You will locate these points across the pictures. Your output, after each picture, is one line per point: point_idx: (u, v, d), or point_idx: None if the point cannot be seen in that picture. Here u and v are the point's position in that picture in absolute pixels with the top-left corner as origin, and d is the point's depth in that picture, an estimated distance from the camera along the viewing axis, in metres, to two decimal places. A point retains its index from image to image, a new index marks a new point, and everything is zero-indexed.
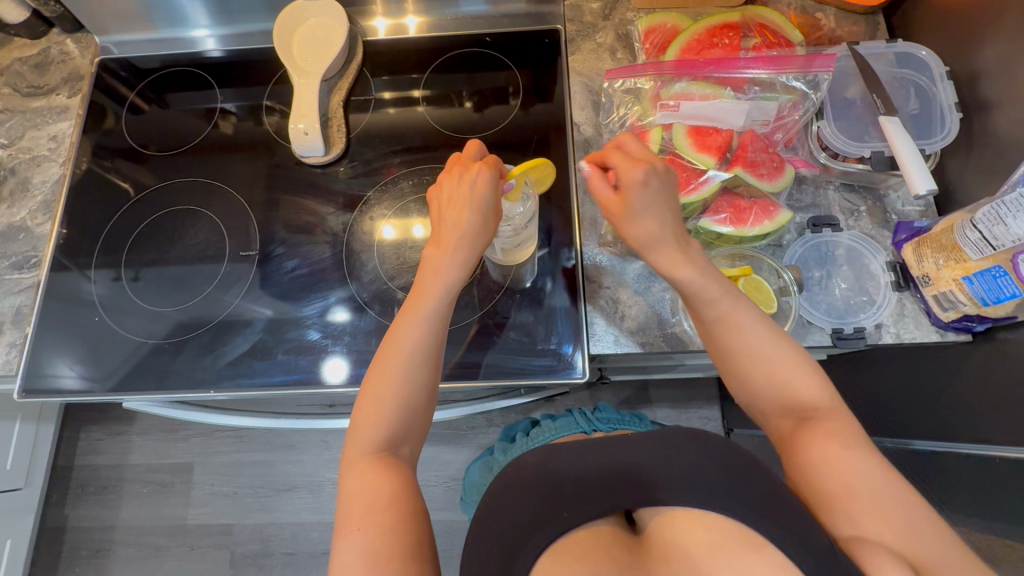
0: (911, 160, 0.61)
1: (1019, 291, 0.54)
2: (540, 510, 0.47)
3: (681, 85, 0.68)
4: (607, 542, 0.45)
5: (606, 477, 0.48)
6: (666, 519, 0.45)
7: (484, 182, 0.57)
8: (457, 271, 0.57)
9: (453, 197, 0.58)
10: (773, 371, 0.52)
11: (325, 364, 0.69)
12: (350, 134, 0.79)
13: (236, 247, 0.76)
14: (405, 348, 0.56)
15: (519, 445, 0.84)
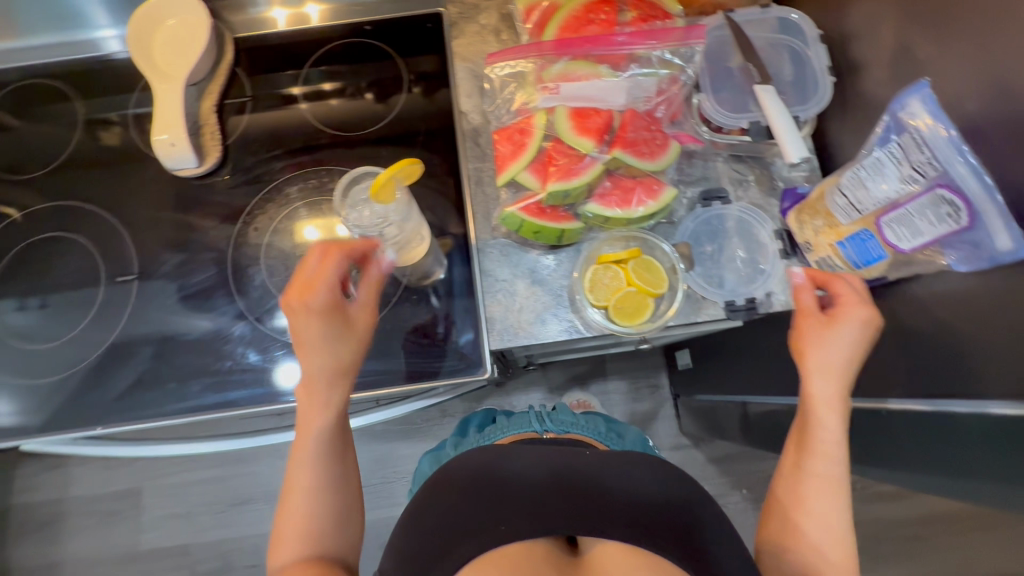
0: (784, 129, 0.61)
1: (885, 253, 0.55)
2: (476, 518, 0.46)
3: (561, 66, 0.66)
4: (538, 560, 0.43)
5: (543, 493, 0.48)
6: (606, 548, 0.44)
7: (327, 338, 0.54)
8: (333, 357, 0.55)
9: (305, 338, 0.54)
10: (826, 516, 0.54)
11: (214, 388, 0.66)
12: (228, 141, 0.75)
13: (113, 272, 0.71)
14: (308, 453, 0.57)
15: (470, 439, 0.83)
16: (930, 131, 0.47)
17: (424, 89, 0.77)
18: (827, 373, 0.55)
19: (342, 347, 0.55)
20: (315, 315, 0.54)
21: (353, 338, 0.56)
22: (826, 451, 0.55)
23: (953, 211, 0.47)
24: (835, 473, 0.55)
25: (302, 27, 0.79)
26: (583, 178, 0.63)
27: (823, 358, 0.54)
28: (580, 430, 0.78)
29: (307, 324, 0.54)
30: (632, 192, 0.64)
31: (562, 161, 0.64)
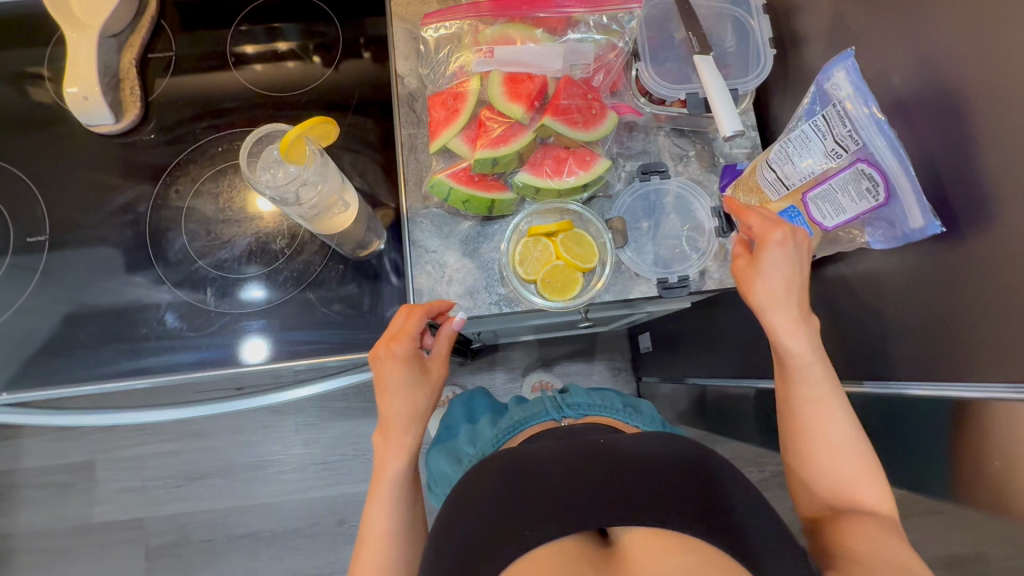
0: (720, 100, 0.59)
1: (811, 230, 0.53)
2: (501, 529, 0.40)
3: (497, 28, 0.63)
4: (571, 560, 0.36)
5: (574, 487, 0.41)
6: (640, 538, 0.38)
7: (409, 385, 0.55)
8: (412, 397, 0.56)
9: (389, 388, 0.56)
10: (833, 449, 0.51)
11: (126, 357, 0.64)
12: (149, 98, 0.71)
13: (24, 232, 0.67)
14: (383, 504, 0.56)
15: (483, 433, 0.74)
16: (853, 104, 0.47)
17: (374, 55, 0.73)
18: (789, 326, 0.50)
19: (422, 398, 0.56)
20: (404, 374, 0.55)
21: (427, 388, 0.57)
22: (826, 406, 0.51)
23: (873, 187, 0.47)
24: (836, 420, 0.51)
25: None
26: (513, 145, 0.61)
27: (767, 294, 0.50)
28: (599, 411, 0.70)
29: (392, 390, 0.55)
30: (565, 162, 0.62)
31: (493, 128, 0.62)
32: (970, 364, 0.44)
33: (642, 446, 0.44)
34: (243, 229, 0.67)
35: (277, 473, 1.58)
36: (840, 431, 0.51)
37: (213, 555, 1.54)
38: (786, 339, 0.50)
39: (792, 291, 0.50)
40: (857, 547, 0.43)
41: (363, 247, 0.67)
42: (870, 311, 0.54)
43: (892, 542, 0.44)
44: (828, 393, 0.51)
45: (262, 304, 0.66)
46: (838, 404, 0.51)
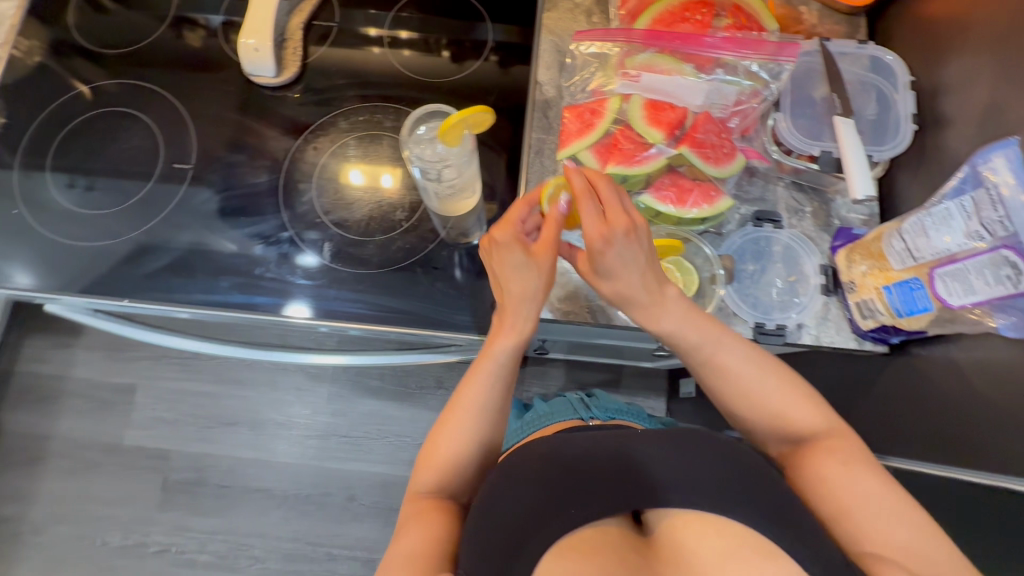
0: (856, 164, 0.60)
1: (931, 305, 0.54)
2: (543, 504, 0.46)
3: (646, 56, 0.66)
4: (611, 544, 0.45)
5: (613, 472, 0.48)
6: (677, 523, 0.46)
7: (523, 265, 0.56)
8: (536, 281, 0.56)
9: (494, 265, 0.58)
10: (760, 399, 0.55)
11: (237, 292, 0.68)
12: (306, 61, 0.76)
13: (171, 158, 0.73)
14: (472, 400, 0.58)
15: (512, 426, 0.86)
16: (1010, 190, 0.46)
17: (501, 60, 0.78)
18: (759, 364, 0.55)
19: (529, 274, 0.56)
20: (507, 245, 0.56)
21: (534, 283, 0.57)
22: (738, 356, 0.55)
23: (1013, 274, 0.46)
24: (754, 391, 0.55)
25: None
26: (644, 167, 0.62)
27: (623, 292, 0.55)
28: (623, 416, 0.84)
29: (495, 268, 0.58)
30: (689, 193, 0.64)
31: (628, 147, 0.64)
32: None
33: (663, 435, 0.50)
34: (368, 196, 0.71)
35: (299, 437, 1.61)
36: (744, 390, 0.55)
37: (225, 501, 1.58)
38: (734, 352, 0.55)
39: (637, 281, 0.54)
40: (828, 484, 0.49)
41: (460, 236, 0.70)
42: (982, 399, 0.53)
43: (863, 468, 0.49)
44: (744, 369, 0.55)
45: (373, 267, 0.69)
46: (743, 352, 0.55)
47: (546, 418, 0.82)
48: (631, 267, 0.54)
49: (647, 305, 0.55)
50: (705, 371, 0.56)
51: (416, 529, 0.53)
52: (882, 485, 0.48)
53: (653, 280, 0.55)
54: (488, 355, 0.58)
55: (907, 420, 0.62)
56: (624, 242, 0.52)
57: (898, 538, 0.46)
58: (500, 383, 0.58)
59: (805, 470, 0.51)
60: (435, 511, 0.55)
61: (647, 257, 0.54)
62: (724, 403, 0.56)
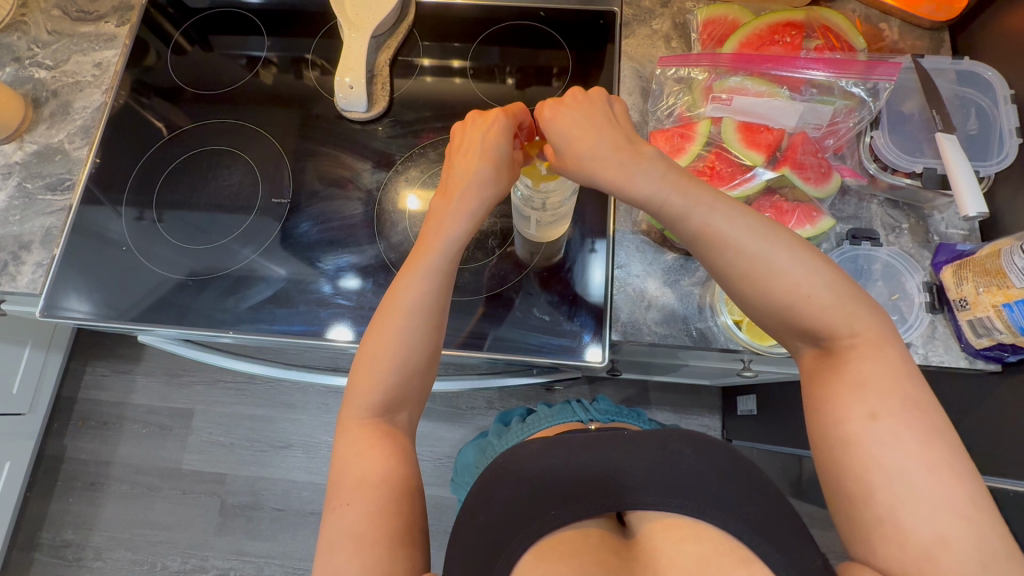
0: (964, 181, 0.60)
1: None
2: (527, 510, 0.50)
3: (736, 80, 0.66)
4: (595, 543, 0.49)
5: (582, 482, 0.51)
6: (659, 526, 0.49)
7: (481, 148, 0.62)
8: (484, 170, 0.62)
9: (466, 143, 0.64)
10: (791, 285, 0.51)
11: (336, 322, 0.70)
12: (395, 95, 0.79)
13: (270, 194, 0.77)
14: (407, 302, 0.58)
15: (511, 431, 0.87)
16: None
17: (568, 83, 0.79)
18: (770, 243, 0.52)
19: (485, 167, 0.62)
20: (478, 138, 0.63)
21: (505, 172, 0.63)
22: (774, 246, 0.52)
23: None
24: (793, 282, 0.51)
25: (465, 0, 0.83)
26: (744, 190, 0.64)
27: (593, 154, 0.57)
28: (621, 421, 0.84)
29: (464, 154, 0.63)
30: (789, 213, 0.63)
31: (724, 170, 0.65)
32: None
33: (638, 445, 0.52)
34: None
35: None
36: (784, 281, 0.51)
37: (281, 526, 1.53)
38: (773, 257, 0.52)
39: (603, 141, 0.58)
40: (867, 446, 0.45)
41: (538, 254, 0.74)
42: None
43: (900, 423, 0.45)
44: (743, 244, 0.52)
45: (464, 295, 0.72)
46: (783, 249, 0.52)
47: (546, 419, 0.84)
48: (593, 128, 0.59)
49: (617, 166, 0.57)
50: (699, 245, 0.55)
51: (373, 470, 0.54)
52: (924, 466, 0.43)
53: (624, 142, 0.58)
54: (429, 258, 0.60)
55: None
56: (584, 116, 0.60)
57: (922, 529, 0.42)
58: (430, 292, 0.59)
59: (831, 395, 0.48)
60: (382, 442, 0.56)
61: (604, 123, 0.60)
62: (748, 299, 0.54)
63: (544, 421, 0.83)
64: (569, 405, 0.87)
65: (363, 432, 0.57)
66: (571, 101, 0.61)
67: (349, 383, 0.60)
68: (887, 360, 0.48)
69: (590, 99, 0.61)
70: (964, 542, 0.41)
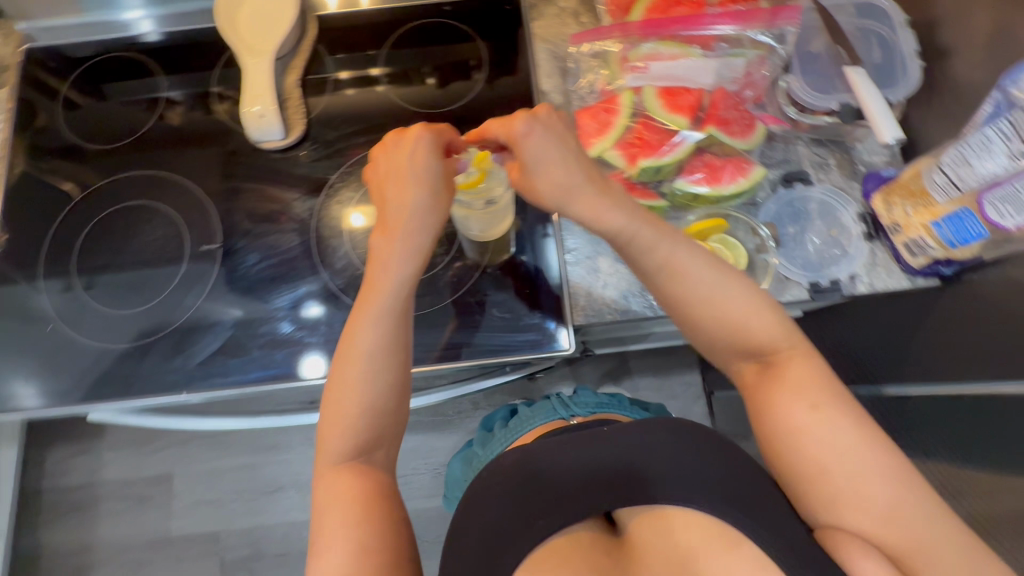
0: (877, 110, 0.61)
1: (984, 230, 0.55)
2: (513, 522, 0.50)
3: (649, 46, 0.67)
4: (585, 547, 0.48)
5: (566, 490, 0.51)
6: (642, 520, 0.49)
7: (412, 178, 0.58)
8: (421, 197, 0.58)
9: (393, 168, 0.59)
10: (726, 302, 0.55)
11: (299, 357, 0.67)
12: (311, 116, 0.75)
13: (198, 242, 0.73)
14: (365, 345, 0.56)
15: (496, 438, 0.86)
16: None
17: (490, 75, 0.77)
18: (705, 264, 0.56)
19: (422, 197, 0.58)
20: (407, 159, 0.58)
21: (444, 194, 0.59)
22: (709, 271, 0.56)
23: None
24: (721, 301, 0.55)
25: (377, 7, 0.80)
26: (675, 155, 0.64)
27: (558, 186, 0.55)
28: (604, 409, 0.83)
29: (393, 180, 0.59)
30: (722, 169, 0.64)
31: (653, 138, 0.65)
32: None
33: (621, 439, 0.52)
34: None
35: None
36: (718, 301, 0.55)
37: (287, 571, 1.49)
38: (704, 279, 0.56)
39: (577, 171, 0.55)
40: (812, 433, 0.48)
41: (487, 253, 0.72)
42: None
43: (839, 412, 0.48)
44: (703, 275, 0.56)
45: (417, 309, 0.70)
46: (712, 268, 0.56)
47: (528, 420, 0.83)
48: (562, 152, 0.55)
49: (587, 194, 0.55)
50: (659, 276, 0.57)
51: (347, 523, 0.51)
52: (862, 442, 0.47)
53: (595, 174, 0.57)
54: (379, 297, 0.57)
55: (957, 342, 0.63)
56: (556, 132, 0.55)
57: (879, 496, 0.45)
58: (387, 333, 0.57)
59: (771, 402, 0.51)
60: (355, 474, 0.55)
61: (569, 139, 0.56)
62: (683, 313, 0.57)
63: (526, 422, 0.82)
64: (550, 402, 0.86)
65: (339, 476, 0.55)
66: (545, 115, 0.55)
67: (319, 425, 0.58)
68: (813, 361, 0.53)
69: (559, 117, 0.57)
70: (918, 506, 0.45)
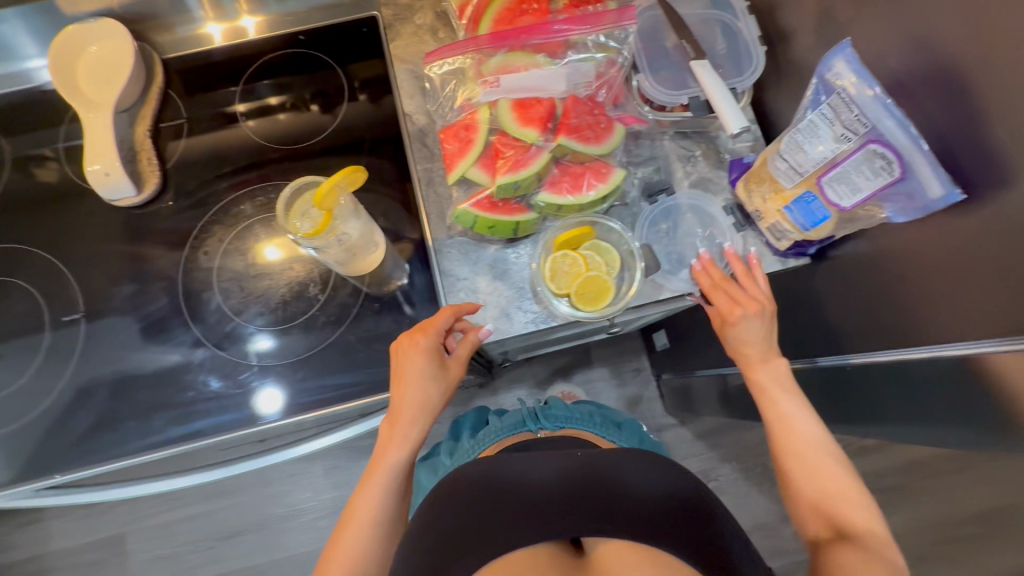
0: (722, 101, 0.62)
1: (828, 212, 0.56)
2: (471, 537, 0.50)
3: (499, 58, 0.66)
4: (543, 563, 0.47)
5: (537, 507, 0.51)
6: (608, 547, 0.48)
7: (431, 374, 0.61)
8: (423, 420, 0.63)
9: (410, 372, 0.61)
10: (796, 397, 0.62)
11: (252, 398, 0.65)
12: (166, 166, 0.73)
13: (61, 312, 0.69)
14: (363, 517, 0.62)
15: (465, 447, 0.84)
16: (857, 90, 0.48)
17: (371, 95, 0.76)
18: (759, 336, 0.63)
19: (434, 370, 0.61)
20: (423, 347, 0.61)
21: (448, 367, 0.63)
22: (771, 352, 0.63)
23: (886, 164, 0.49)
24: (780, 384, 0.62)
25: (264, 35, 0.77)
26: (532, 167, 0.63)
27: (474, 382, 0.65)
28: (574, 422, 0.80)
29: (416, 352, 0.61)
30: (582, 177, 0.64)
31: (509, 154, 0.64)
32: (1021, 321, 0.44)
33: (596, 462, 0.55)
34: (276, 280, 0.68)
35: (309, 522, 1.50)
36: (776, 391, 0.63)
37: None
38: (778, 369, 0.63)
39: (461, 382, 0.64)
40: (814, 466, 0.60)
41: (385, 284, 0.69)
42: (904, 282, 0.55)
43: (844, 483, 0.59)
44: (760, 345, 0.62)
45: (292, 355, 0.66)
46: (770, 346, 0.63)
47: (495, 434, 0.80)
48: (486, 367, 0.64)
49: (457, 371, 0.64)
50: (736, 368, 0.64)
51: None
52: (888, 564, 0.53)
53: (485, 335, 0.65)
54: (377, 475, 0.63)
55: (842, 318, 0.64)
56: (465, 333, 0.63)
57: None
58: (390, 509, 0.63)
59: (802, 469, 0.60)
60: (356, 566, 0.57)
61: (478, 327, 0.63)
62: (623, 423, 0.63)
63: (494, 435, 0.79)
64: (521, 412, 0.82)
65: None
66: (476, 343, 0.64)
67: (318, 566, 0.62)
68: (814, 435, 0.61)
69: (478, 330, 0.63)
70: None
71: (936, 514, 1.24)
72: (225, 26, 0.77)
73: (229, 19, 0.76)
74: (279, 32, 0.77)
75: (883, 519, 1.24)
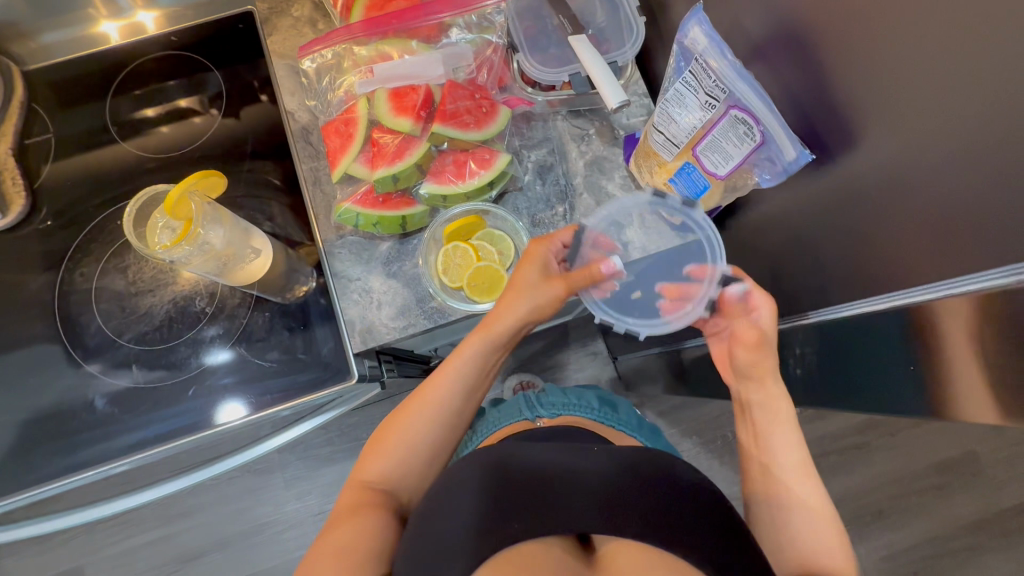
0: (599, 75, 0.60)
1: (708, 182, 0.55)
2: (491, 520, 0.40)
3: (371, 47, 0.63)
4: (557, 558, 0.38)
5: (561, 489, 0.42)
6: (623, 548, 0.39)
7: (531, 288, 0.59)
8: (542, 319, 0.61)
9: (520, 280, 0.59)
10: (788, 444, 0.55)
11: (215, 403, 0.63)
12: (35, 184, 0.69)
13: None
14: (412, 439, 0.58)
15: (464, 436, 0.80)
16: (712, 56, 0.48)
17: (270, 96, 0.71)
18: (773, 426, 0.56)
19: (545, 300, 0.59)
20: (531, 282, 0.59)
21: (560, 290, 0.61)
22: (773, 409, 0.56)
23: (748, 130, 0.48)
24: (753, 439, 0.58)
25: (164, 30, 0.74)
26: (408, 160, 0.61)
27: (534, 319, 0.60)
28: (570, 411, 0.74)
29: (527, 272, 0.59)
30: (467, 164, 0.63)
31: (388, 145, 0.62)
32: (895, 275, 0.43)
33: (623, 452, 0.47)
34: (160, 297, 0.66)
35: (276, 534, 1.36)
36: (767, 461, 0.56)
37: None
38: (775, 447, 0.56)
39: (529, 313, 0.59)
40: (776, 456, 0.55)
41: (291, 290, 0.66)
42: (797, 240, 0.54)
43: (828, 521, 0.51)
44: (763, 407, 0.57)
45: (182, 374, 0.64)
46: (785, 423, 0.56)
47: (491, 426, 0.75)
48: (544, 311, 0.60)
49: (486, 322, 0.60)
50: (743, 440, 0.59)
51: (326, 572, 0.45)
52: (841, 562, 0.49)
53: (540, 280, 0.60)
54: (430, 397, 0.60)
55: (758, 282, 0.64)
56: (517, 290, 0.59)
57: None
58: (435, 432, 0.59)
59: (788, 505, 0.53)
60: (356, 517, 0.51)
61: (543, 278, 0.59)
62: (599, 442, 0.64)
63: (488, 427, 0.75)
64: (517, 401, 0.78)
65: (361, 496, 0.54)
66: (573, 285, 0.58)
67: (354, 468, 0.59)
68: (808, 489, 0.53)
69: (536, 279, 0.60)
70: None
71: (894, 470, 1.22)
72: (122, 24, 0.74)
73: (126, 16, 0.74)
74: (163, 30, 0.73)
75: (841, 479, 1.23)
